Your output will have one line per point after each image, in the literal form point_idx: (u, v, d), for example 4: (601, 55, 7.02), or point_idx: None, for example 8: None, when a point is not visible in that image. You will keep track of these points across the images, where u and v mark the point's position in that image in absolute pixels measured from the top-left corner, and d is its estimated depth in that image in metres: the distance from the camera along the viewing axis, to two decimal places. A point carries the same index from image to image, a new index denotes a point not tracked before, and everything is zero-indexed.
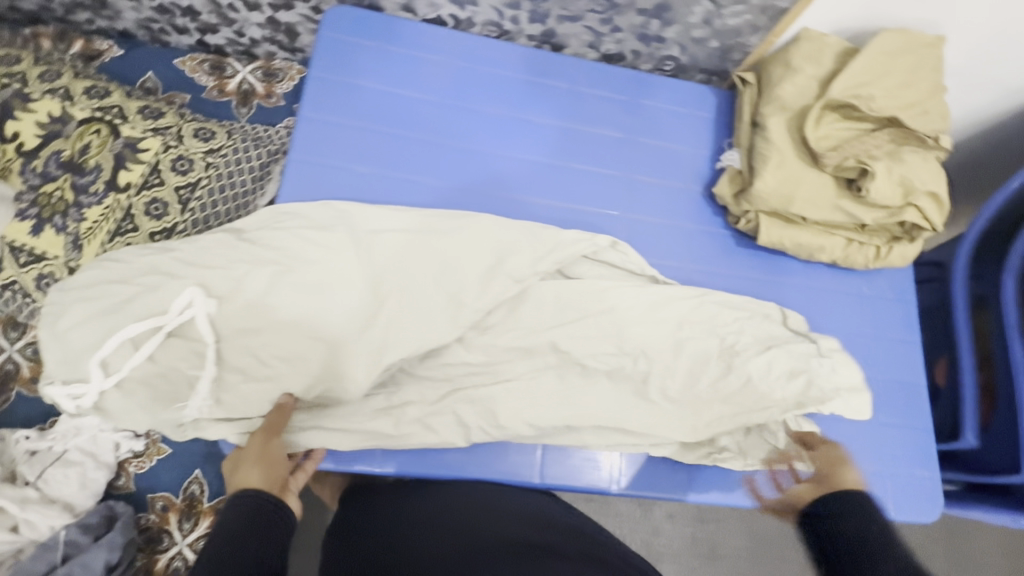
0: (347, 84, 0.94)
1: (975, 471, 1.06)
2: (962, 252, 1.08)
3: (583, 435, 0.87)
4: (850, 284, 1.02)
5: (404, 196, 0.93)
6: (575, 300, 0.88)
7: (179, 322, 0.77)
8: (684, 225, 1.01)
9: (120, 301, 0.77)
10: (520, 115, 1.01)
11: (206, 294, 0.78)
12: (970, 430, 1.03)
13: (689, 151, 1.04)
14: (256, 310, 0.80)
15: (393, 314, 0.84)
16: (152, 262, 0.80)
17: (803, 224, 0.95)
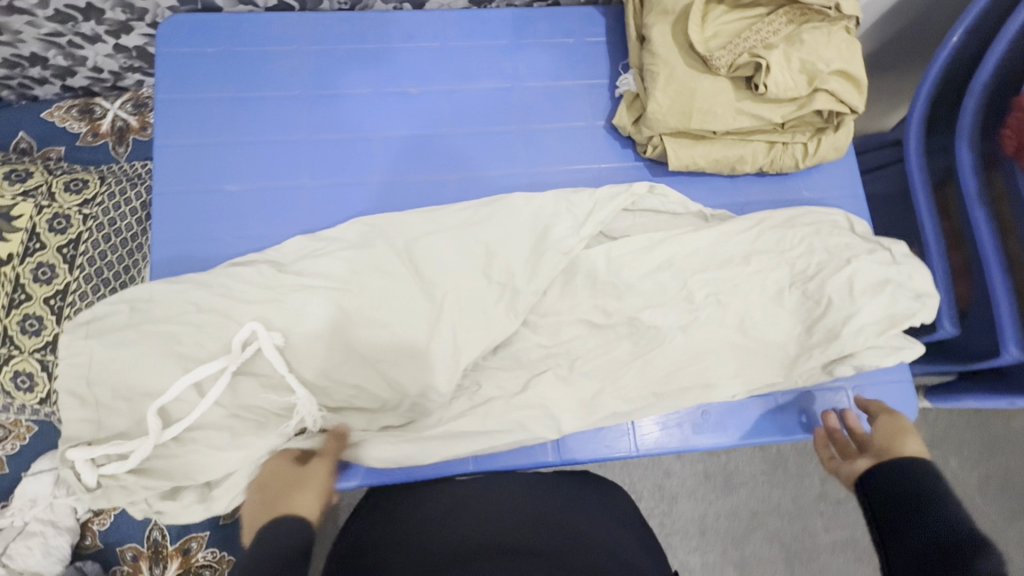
0: (199, 100, 0.88)
1: (958, 360, 0.97)
2: (912, 126, 0.96)
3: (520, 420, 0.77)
4: (786, 191, 0.93)
5: (284, 206, 0.87)
6: None
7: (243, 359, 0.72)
8: (593, 167, 0.92)
9: (166, 350, 0.71)
10: (393, 89, 0.92)
11: (268, 327, 0.73)
12: (947, 317, 0.95)
13: (583, 86, 0.95)
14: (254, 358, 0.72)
15: (365, 332, 0.76)
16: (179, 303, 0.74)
17: (715, 137, 0.86)
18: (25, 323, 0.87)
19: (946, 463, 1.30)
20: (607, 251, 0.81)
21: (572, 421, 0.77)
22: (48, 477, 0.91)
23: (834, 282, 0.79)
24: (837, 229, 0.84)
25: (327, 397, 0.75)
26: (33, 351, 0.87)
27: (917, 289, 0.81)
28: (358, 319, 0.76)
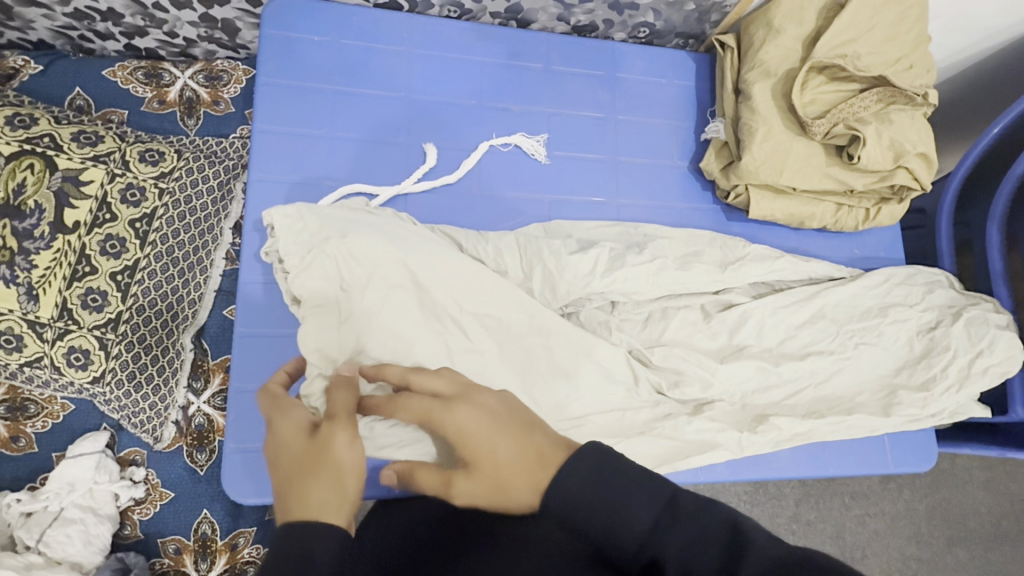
0: (302, 89, 0.87)
1: (982, 423, 1.03)
2: (948, 200, 1.09)
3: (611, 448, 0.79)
4: (842, 247, 1.01)
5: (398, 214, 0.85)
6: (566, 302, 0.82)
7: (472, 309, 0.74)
8: (673, 204, 0.97)
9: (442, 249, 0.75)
10: (494, 103, 0.94)
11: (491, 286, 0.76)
12: (1019, 403, 0.96)
13: (672, 126, 1.00)
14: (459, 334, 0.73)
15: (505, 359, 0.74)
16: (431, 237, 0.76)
17: (793, 193, 0.92)
18: (87, 297, 0.82)
19: (900, 494, 1.42)
20: (691, 281, 0.87)
21: (650, 446, 0.79)
22: (90, 461, 0.86)
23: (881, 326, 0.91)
24: (886, 284, 0.96)
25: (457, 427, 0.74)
26: (92, 327, 0.82)
27: (951, 348, 0.91)
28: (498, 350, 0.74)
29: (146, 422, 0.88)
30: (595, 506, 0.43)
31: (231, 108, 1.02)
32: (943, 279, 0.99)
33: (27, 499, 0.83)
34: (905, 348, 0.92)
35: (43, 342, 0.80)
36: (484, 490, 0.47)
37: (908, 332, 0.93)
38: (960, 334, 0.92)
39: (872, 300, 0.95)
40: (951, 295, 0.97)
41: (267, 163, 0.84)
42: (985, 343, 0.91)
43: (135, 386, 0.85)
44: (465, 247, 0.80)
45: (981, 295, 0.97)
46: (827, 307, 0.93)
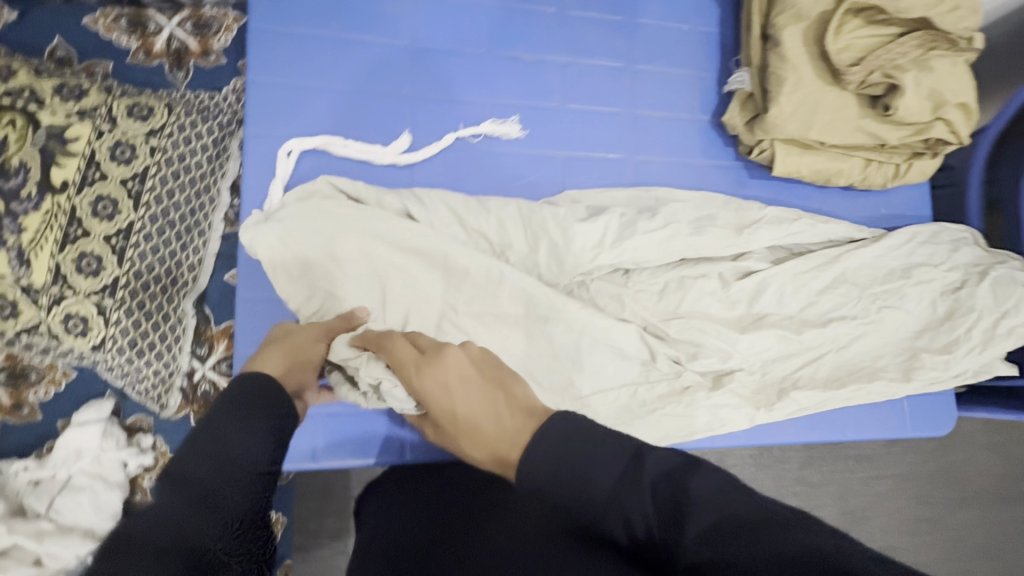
0: (298, 36, 0.81)
1: (1003, 388, 1.01)
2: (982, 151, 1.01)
3: (629, 413, 0.77)
4: (866, 206, 0.97)
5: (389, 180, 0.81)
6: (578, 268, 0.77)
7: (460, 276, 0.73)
8: (693, 162, 0.92)
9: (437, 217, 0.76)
10: (504, 51, 0.87)
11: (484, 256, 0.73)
12: None
13: (694, 77, 0.94)
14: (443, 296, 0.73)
15: (492, 330, 0.73)
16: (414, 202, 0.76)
17: (821, 148, 0.87)
18: (81, 261, 0.78)
19: (905, 457, 1.42)
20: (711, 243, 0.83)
21: (667, 414, 0.77)
22: (96, 429, 0.84)
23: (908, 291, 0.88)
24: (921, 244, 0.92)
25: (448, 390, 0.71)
26: (90, 292, 0.79)
27: (976, 309, 0.87)
28: (485, 323, 0.73)
29: (151, 389, 0.86)
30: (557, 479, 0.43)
31: (223, 59, 0.95)
32: (968, 237, 0.95)
33: (34, 467, 0.82)
34: (928, 309, 0.89)
35: (39, 309, 0.77)
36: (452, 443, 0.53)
37: (932, 293, 0.89)
38: (986, 294, 0.88)
39: (896, 261, 0.90)
40: (978, 253, 0.93)
41: (263, 117, 0.79)
42: (1010, 304, 0.87)
43: (137, 353, 0.83)
44: (465, 221, 0.76)
45: (1007, 252, 0.93)
46: (849, 270, 0.88)
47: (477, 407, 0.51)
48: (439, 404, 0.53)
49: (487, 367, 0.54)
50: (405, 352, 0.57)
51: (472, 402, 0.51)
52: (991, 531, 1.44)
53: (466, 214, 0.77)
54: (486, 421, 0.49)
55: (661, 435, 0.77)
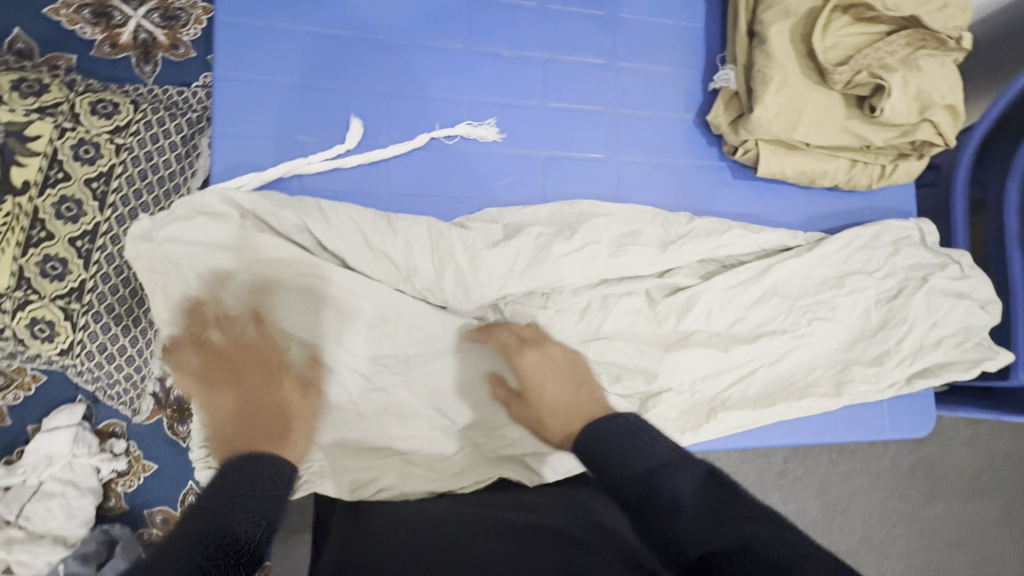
0: (267, 30, 0.78)
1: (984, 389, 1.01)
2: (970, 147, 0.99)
3: None
4: (852, 206, 0.96)
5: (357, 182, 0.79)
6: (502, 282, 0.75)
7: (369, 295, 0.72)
8: (676, 162, 0.90)
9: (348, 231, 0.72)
10: (482, 46, 0.84)
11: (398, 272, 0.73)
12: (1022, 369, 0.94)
13: (679, 74, 0.91)
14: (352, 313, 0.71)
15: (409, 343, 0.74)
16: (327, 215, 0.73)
17: (806, 148, 0.86)
18: (46, 265, 0.76)
19: (885, 451, 1.43)
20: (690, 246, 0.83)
21: None
22: (66, 434, 0.83)
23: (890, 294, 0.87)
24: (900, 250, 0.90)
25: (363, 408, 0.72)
26: (55, 297, 0.76)
27: (938, 318, 0.88)
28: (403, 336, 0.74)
29: (123, 394, 0.84)
30: (606, 444, 0.58)
31: (192, 52, 0.92)
32: (912, 234, 0.92)
33: (3, 473, 0.80)
34: (861, 320, 0.88)
35: (3, 313, 0.74)
36: (530, 418, 0.73)
37: (865, 302, 0.88)
38: (920, 303, 0.88)
39: (829, 269, 0.88)
40: (921, 254, 0.91)
41: (232, 116, 0.76)
42: (941, 314, 0.88)
43: (107, 359, 0.81)
44: (372, 243, 0.72)
45: (952, 252, 0.91)
46: (781, 282, 0.86)
47: (559, 393, 0.70)
48: (537, 386, 0.71)
49: (575, 363, 0.74)
50: (504, 336, 0.74)
51: (553, 383, 0.71)
52: (967, 522, 1.46)
53: (375, 234, 0.72)
54: (571, 407, 0.68)
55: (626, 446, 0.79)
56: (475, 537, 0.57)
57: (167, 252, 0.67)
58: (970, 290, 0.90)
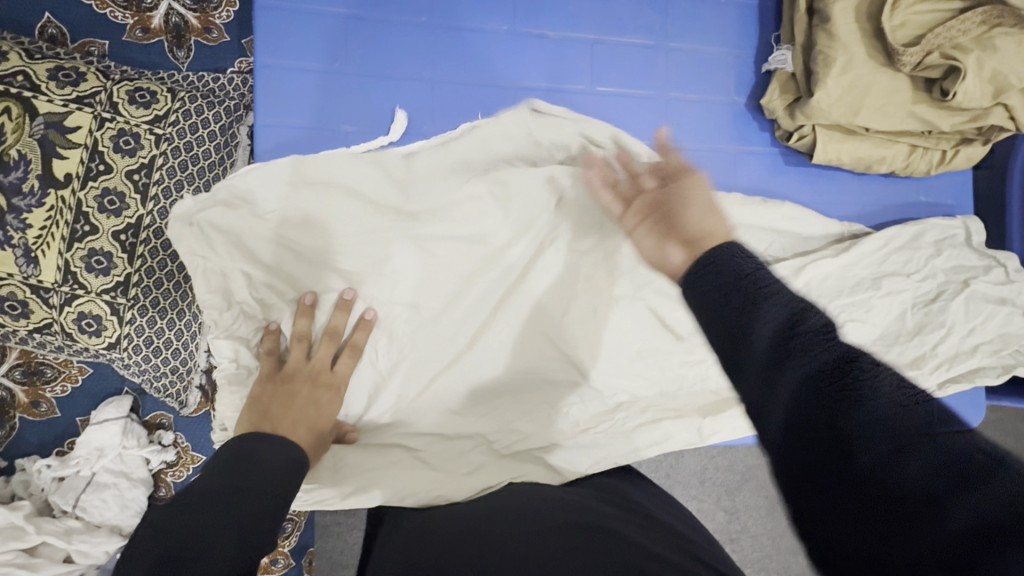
0: (309, 14, 0.75)
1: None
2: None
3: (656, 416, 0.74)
4: (906, 194, 0.93)
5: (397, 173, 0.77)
6: (542, 274, 0.72)
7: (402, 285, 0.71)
8: (727, 148, 0.87)
9: (376, 213, 0.69)
10: (529, 27, 0.81)
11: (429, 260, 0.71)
12: None
13: (732, 55, 0.87)
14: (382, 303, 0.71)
15: (437, 335, 0.72)
16: (352, 197, 0.69)
17: (864, 134, 0.83)
18: (91, 259, 0.75)
19: None
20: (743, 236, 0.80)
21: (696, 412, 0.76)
22: (116, 426, 0.83)
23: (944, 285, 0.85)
24: (956, 247, 0.87)
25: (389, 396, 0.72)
26: (101, 291, 0.76)
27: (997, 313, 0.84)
28: (432, 325, 0.72)
29: (169, 387, 0.84)
30: (743, 284, 0.42)
31: (225, 37, 0.89)
32: (958, 233, 0.88)
33: (57, 465, 0.81)
34: (896, 323, 0.83)
35: (50, 308, 0.74)
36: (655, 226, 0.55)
37: (902, 304, 0.84)
38: (959, 308, 0.84)
39: (865, 270, 0.84)
40: (963, 256, 0.86)
41: (275, 106, 0.74)
42: (979, 321, 0.84)
43: (153, 352, 0.81)
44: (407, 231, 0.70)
45: (996, 255, 0.87)
46: (815, 283, 0.82)
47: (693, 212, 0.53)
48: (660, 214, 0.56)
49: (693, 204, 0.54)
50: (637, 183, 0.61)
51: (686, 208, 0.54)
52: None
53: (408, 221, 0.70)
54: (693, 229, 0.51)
55: (667, 436, 0.76)
56: (524, 524, 0.54)
57: (208, 239, 0.66)
58: (1014, 296, 0.85)
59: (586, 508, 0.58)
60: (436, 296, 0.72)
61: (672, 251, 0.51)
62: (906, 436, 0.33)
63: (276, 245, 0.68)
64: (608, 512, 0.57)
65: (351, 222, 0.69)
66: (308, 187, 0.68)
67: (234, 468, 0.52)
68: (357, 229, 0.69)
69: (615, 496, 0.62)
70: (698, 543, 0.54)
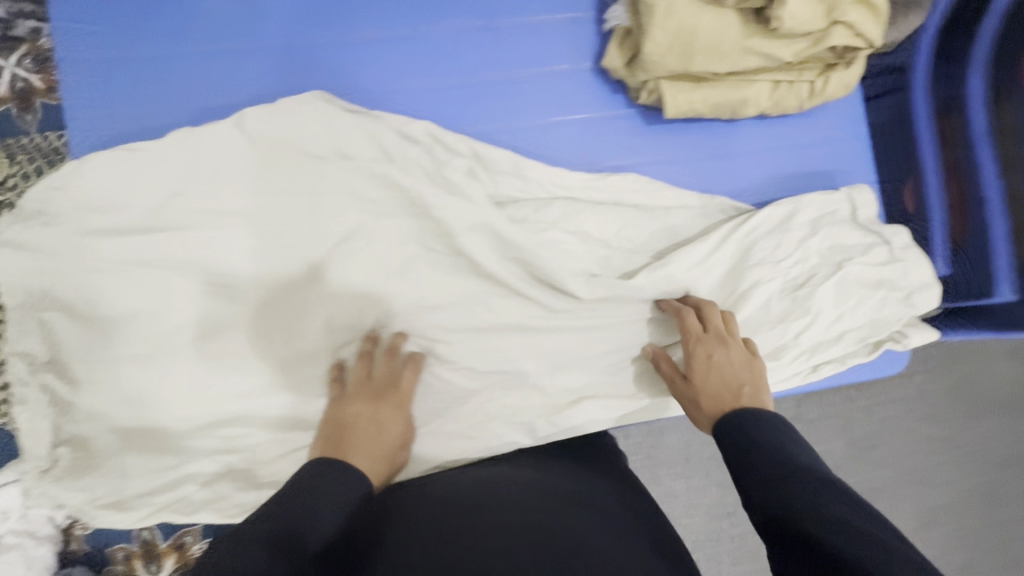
0: (113, 56, 0.74)
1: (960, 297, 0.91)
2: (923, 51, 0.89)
3: (511, 401, 0.76)
4: (785, 135, 0.88)
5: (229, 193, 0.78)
6: (368, 266, 0.73)
7: (226, 292, 0.70)
8: (580, 118, 0.84)
9: (182, 224, 0.69)
10: (348, 27, 0.78)
11: (253, 270, 0.71)
12: (1005, 281, 0.84)
13: (570, 21, 0.83)
14: (212, 317, 0.70)
15: (274, 337, 0.71)
16: (157, 213, 0.69)
17: (716, 78, 0.77)
18: None
19: (914, 379, 1.30)
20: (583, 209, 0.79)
21: (569, 385, 0.77)
22: None
23: (815, 250, 0.78)
24: (832, 222, 0.79)
25: (229, 401, 0.70)
26: None
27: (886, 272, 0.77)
28: (263, 330, 0.71)
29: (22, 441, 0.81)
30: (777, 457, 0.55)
31: None
32: (839, 208, 0.79)
33: None
34: (760, 311, 0.77)
35: None
36: (689, 396, 0.71)
37: (766, 292, 0.77)
38: (829, 293, 0.77)
39: (726, 257, 0.78)
40: (842, 234, 0.78)
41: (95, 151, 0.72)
42: (851, 304, 0.77)
43: None
44: (225, 245, 0.70)
45: (882, 230, 0.79)
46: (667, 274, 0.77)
47: (715, 382, 0.70)
48: (702, 368, 0.71)
49: (748, 371, 0.70)
50: (691, 323, 0.74)
51: (737, 368, 0.70)
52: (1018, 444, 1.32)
53: (229, 236, 0.70)
54: (728, 393, 0.68)
55: (525, 423, 0.76)
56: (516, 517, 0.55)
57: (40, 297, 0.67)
58: (894, 276, 0.77)
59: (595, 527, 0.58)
60: (272, 311, 0.71)
61: (699, 414, 0.70)
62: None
63: (97, 296, 0.67)
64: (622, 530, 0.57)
65: (164, 239, 0.68)
66: (119, 221, 0.68)
67: (321, 483, 0.58)
68: (174, 253, 0.69)
69: (651, 503, 0.65)
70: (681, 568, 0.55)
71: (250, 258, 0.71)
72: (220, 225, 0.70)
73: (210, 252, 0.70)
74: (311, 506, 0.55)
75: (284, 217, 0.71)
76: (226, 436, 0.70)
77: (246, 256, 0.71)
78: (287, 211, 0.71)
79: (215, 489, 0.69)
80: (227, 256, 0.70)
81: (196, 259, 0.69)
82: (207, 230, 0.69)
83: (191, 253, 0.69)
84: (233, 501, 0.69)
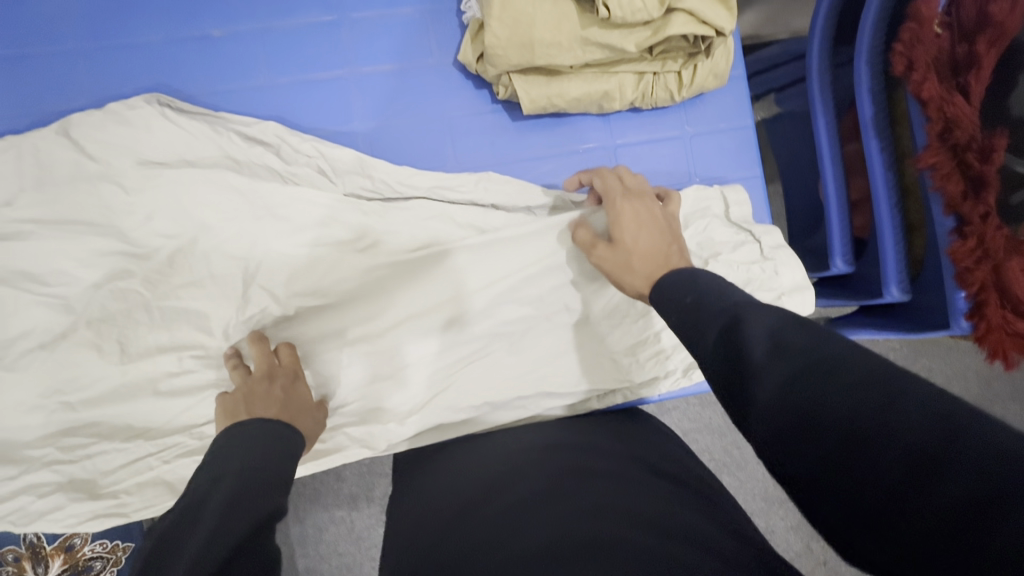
0: None
1: (858, 295, 0.87)
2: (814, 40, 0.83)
3: (369, 407, 0.75)
4: (667, 127, 0.82)
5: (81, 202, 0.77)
6: (212, 271, 0.72)
7: (58, 303, 0.69)
8: (443, 115, 0.80)
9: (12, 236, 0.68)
10: (197, 27, 0.76)
11: (89, 279, 0.69)
12: (893, 283, 0.77)
13: (428, 13, 0.79)
14: (49, 327, 0.69)
15: (117, 346, 0.71)
16: None
17: (571, 71, 0.73)
18: None
19: None
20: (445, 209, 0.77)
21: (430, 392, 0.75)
22: None
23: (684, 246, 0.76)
24: (699, 219, 0.77)
25: (71, 412, 0.70)
26: None
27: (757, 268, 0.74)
28: (104, 340, 0.70)
29: None
30: (721, 310, 0.46)
31: None
32: (713, 203, 0.78)
33: None
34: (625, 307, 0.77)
35: None
36: (616, 262, 0.64)
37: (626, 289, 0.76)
38: None
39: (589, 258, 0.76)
40: (713, 229, 0.76)
41: None
42: None
43: None
44: (59, 254, 0.68)
45: (752, 228, 0.77)
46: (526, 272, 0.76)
47: (644, 237, 0.64)
48: (621, 229, 0.65)
49: (667, 224, 0.66)
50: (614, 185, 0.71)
51: (651, 229, 0.64)
52: None
53: (64, 244, 0.68)
54: (660, 247, 0.62)
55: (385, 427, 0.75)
56: (502, 505, 0.50)
57: None
58: (765, 275, 0.74)
59: (610, 482, 0.53)
60: (115, 320, 0.70)
61: (627, 277, 0.63)
62: (894, 445, 0.33)
63: None
64: (638, 480, 0.53)
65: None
66: None
67: (279, 440, 0.58)
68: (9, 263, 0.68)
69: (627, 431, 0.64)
70: (756, 535, 0.48)
71: (84, 265, 0.69)
72: (57, 232, 0.69)
73: (44, 263, 0.68)
74: (249, 485, 0.50)
75: (119, 225, 0.70)
76: (71, 445, 0.70)
77: (83, 262, 0.69)
78: (124, 219, 0.70)
79: (52, 501, 0.69)
80: (58, 265, 0.69)
81: (30, 269, 0.68)
82: (39, 240, 0.68)
83: (26, 263, 0.68)
84: (70, 512, 0.69)
